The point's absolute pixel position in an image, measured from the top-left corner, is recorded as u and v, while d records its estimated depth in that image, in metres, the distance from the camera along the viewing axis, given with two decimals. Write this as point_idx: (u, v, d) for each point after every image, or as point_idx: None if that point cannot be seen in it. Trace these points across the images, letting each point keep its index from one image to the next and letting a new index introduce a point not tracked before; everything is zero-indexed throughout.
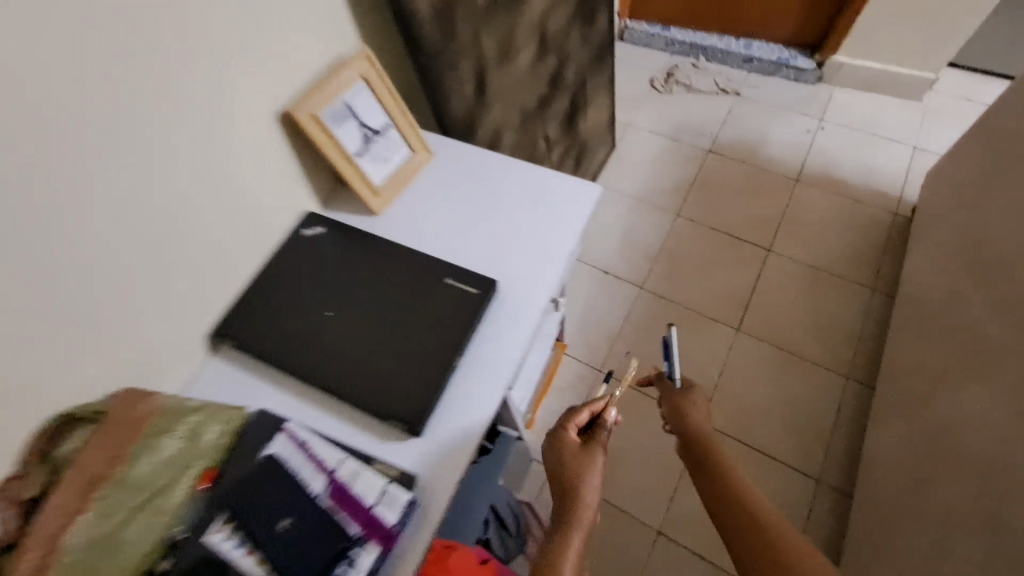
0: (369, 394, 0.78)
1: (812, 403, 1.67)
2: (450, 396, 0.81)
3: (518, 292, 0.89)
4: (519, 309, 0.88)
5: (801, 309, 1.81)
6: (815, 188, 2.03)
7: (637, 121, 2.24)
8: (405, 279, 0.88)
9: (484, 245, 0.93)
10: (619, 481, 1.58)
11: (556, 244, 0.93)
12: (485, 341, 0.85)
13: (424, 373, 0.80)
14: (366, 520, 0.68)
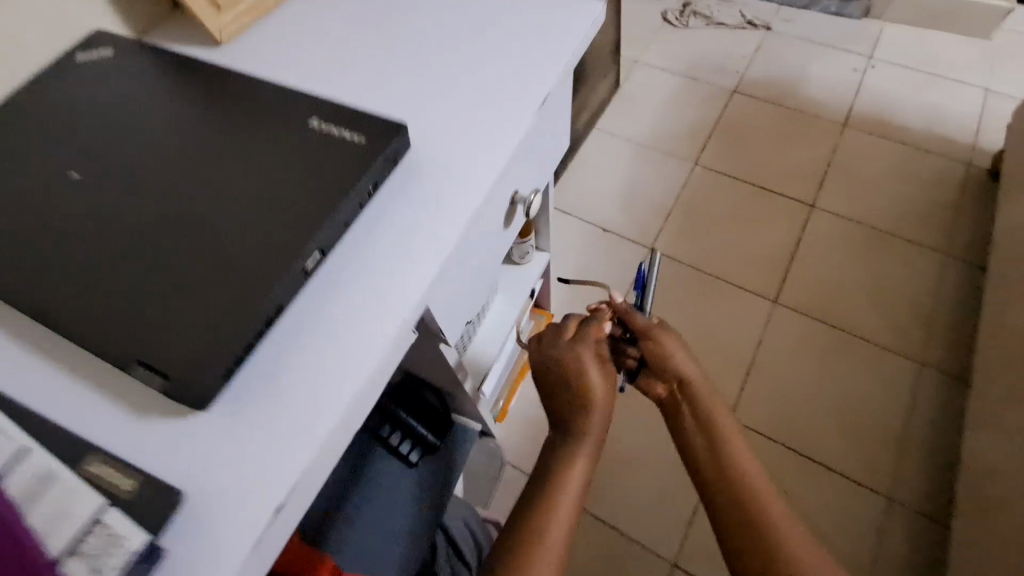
0: (136, 329, 0.42)
1: (873, 398, 1.29)
2: (297, 335, 0.44)
3: (443, 167, 0.52)
4: (445, 193, 0.51)
5: (854, 279, 1.43)
6: (866, 134, 1.65)
7: (645, 58, 1.85)
8: (245, 131, 0.50)
9: (399, 90, 0.55)
10: (621, 494, 1.20)
11: (517, 92, 0.56)
12: (377, 236, 0.48)
13: (247, 284, 0.43)
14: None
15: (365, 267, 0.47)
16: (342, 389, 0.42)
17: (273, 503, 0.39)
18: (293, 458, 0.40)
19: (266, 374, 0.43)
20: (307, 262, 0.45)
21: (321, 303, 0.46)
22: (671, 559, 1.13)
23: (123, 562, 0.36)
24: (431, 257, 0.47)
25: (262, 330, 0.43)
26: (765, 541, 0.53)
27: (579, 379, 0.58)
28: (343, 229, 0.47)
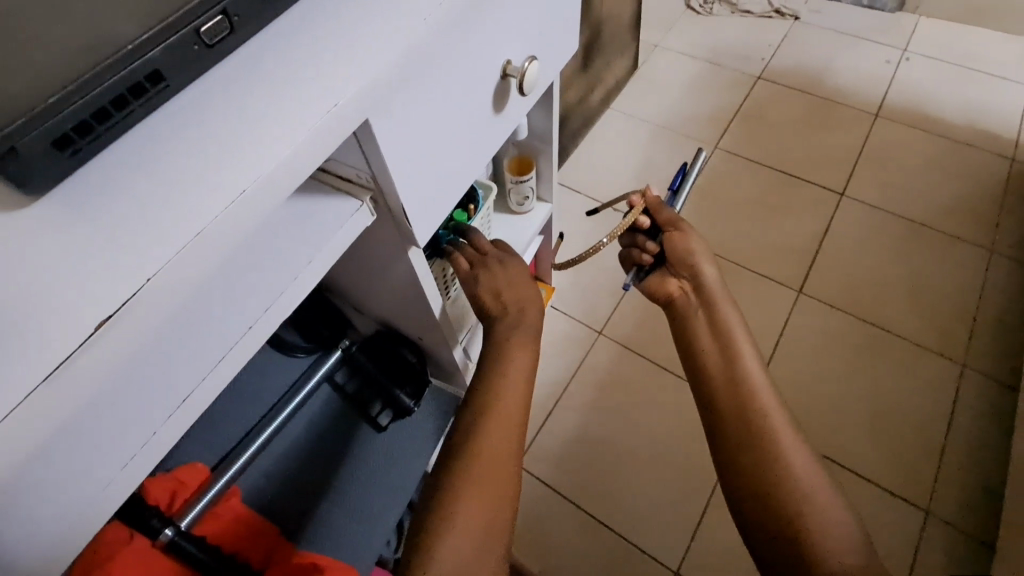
0: None
1: (908, 400, 1.15)
2: (181, 129, 0.31)
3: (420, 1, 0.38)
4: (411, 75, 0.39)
5: (887, 273, 1.30)
6: (900, 125, 1.54)
7: (665, 43, 1.77)
8: None
9: None
10: (619, 490, 1.06)
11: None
12: (319, 60, 0.34)
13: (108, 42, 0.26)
14: None
15: (293, 69, 0.33)
16: (217, 199, 0.31)
17: (99, 312, 0.28)
18: (127, 272, 0.29)
19: (122, 167, 0.30)
20: (205, 24, 0.28)
21: (221, 98, 0.32)
22: (673, 566, 0.99)
23: None
24: (369, 64, 0.35)
25: (123, 96, 0.27)
26: (762, 449, 0.52)
27: (515, 291, 0.67)
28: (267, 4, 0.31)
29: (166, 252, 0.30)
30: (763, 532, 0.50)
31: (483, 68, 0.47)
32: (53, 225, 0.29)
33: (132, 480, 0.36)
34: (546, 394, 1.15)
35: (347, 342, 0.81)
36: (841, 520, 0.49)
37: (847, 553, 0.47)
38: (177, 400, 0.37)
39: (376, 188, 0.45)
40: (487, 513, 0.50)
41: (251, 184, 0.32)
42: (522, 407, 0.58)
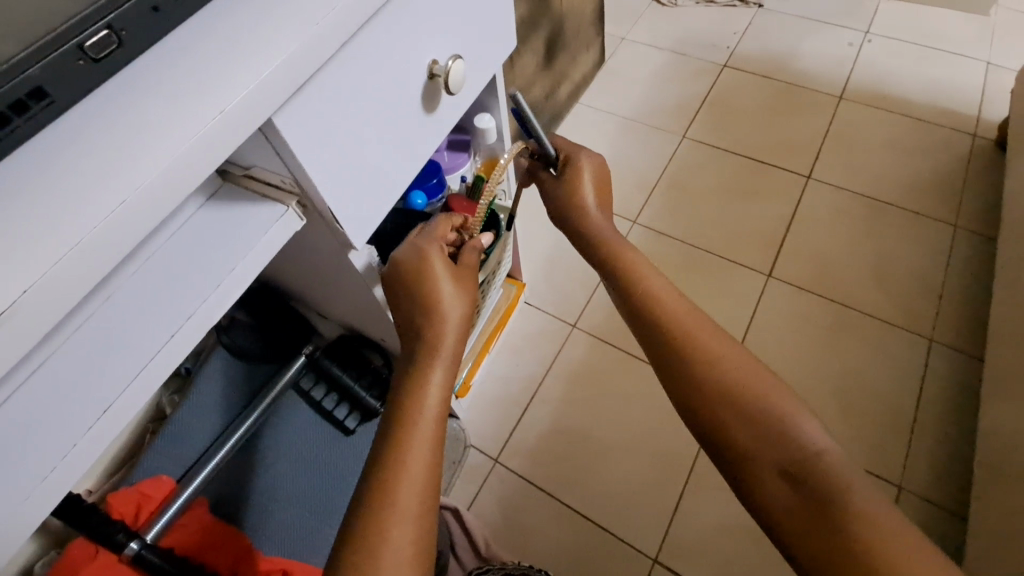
0: None
1: (878, 377, 1.17)
2: (84, 147, 0.34)
3: (309, 7, 0.39)
4: (319, 86, 0.42)
5: (854, 254, 1.32)
6: (863, 107, 1.55)
7: (631, 35, 1.78)
8: None
9: None
10: (597, 481, 1.07)
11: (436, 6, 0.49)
12: (213, 75, 0.36)
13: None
14: None
15: (178, 82, 0.36)
16: (99, 207, 0.33)
17: None
18: (5, 284, 0.31)
19: (16, 189, 0.33)
20: (88, 40, 0.31)
21: (111, 117, 0.35)
22: (654, 555, 1.00)
23: None
24: (263, 66, 0.37)
25: (3, 114, 0.30)
26: (683, 358, 0.54)
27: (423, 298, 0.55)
28: (155, 17, 0.34)
29: (48, 260, 0.32)
30: (716, 450, 0.52)
31: (402, 67, 0.49)
32: None
33: (67, 482, 0.39)
34: (521, 388, 1.16)
35: (310, 349, 0.82)
36: (776, 413, 0.50)
37: (788, 448, 0.48)
38: (99, 408, 0.39)
39: (298, 190, 0.47)
40: (409, 503, 0.46)
41: (133, 192, 0.33)
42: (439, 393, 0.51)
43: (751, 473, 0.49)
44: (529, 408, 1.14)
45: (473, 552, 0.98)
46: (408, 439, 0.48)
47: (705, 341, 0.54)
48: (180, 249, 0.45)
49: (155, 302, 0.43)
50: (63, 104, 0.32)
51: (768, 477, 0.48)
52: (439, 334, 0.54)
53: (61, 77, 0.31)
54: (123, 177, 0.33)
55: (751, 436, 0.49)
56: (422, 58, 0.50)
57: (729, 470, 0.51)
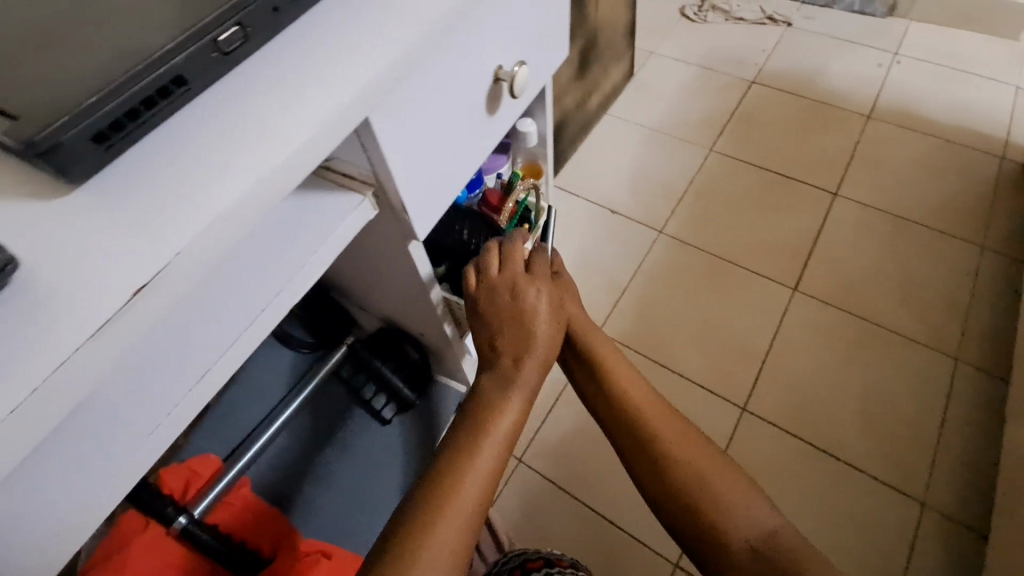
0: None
1: (903, 395, 1.17)
2: (213, 131, 0.33)
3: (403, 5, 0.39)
4: (407, 90, 0.43)
5: (880, 273, 1.32)
6: (891, 126, 1.56)
7: (660, 50, 1.81)
8: None
9: None
10: (619, 483, 1.08)
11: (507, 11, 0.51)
12: (317, 64, 0.36)
13: (136, 41, 0.30)
14: None
15: (294, 67, 0.35)
16: (246, 172, 0.32)
17: (133, 279, 0.29)
18: (157, 245, 0.30)
19: (151, 163, 0.32)
20: (220, 35, 0.32)
21: (233, 102, 0.34)
22: (675, 560, 1.01)
23: None
24: (378, 50, 0.37)
25: (149, 99, 0.30)
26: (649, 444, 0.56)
27: (516, 329, 0.58)
28: (275, 16, 0.35)
29: (199, 221, 0.30)
30: (685, 528, 0.52)
31: (474, 73, 0.51)
32: (94, 210, 0.31)
33: (170, 432, 0.44)
34: (547, 391, 1.17)
35: (351, 339, 0.84)
36: (735, 495, 0.52)
37: (750, 526, 0.50)
38: (197, 375, 0.45)
39: (374, 183, 0.49)
40: (480, 472, 0.50)
41: (283, 158, 0.32)
42: (510, 430, 0.53)
43: (725, 558, 0.49)
44: (553, 410, 1.16)
45: (497, 550, 0.98)
46: (497, 413, 0.53)
47: (647, 416, 0.57)
48: (266, 230, 0.48)
49: (248, 278, 0.46)
50: (196, 96, 0.33)
51: (740, 557, 0.49)
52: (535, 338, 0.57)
53: (198, 70, 0.32)
54: (254, 152, 0.32)
55: (713, 511, 0.51)
56: (490, 64, 0.52)
57: (699, 545, 0.51)
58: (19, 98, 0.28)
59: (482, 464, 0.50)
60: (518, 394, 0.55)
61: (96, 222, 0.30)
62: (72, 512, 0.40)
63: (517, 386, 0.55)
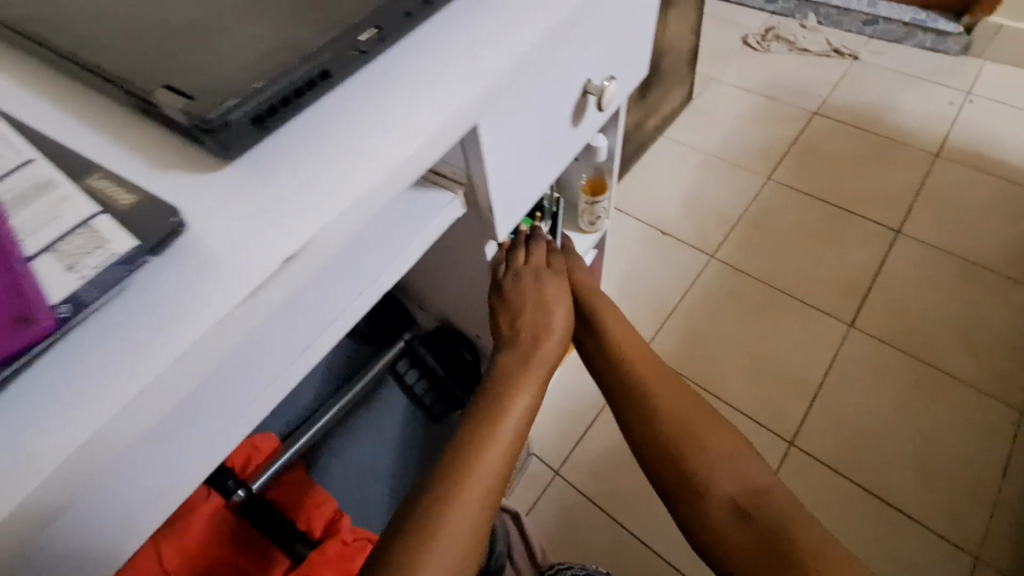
0: (160, 52, 0.33)
1: (962, 444, 1.12)
2: (349, 118, 0.35)
3: (519, 17, 0.41)
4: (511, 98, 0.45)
5: (942, 316, 1.27)
6: (961, 166, 1.52)
7: (721, 76, 1.81)
8: None
9: None
10: (656, 506, 1.06)
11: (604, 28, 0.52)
12: (440, 65, 0.38)
13: (292, 39, 0.33)
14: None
15: (422, 65, 0.38)
16: (383, 156, 0.33)
17: (281, 250, 0.30)
18: (303, 220, 0.31)
19: (291, 144, 0.34)
20: (361, 36, 0.35)
21: (367, 93, 0.36)
22: None
23: (103, 262, 0.28)
24: (500, 54, 0.39)
25: (300, 88, 0.33)
26: (643, 402, 0.57)
27: (535, 317, 0.59)
28: (406, 20, 0.38)
29: (343, 199, 0.32)
30: (670, 485, 0.53)
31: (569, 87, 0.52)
32: (241, 185, 0.32)
33: (266, 407, 0.45)
34: (588, 404, 1.17)
35: (409, 335, 0.87)
36: (722, 453, 0.53)
37: (733, 483, 0.51)
38: (298, 350, 0.46)
39: (466, 183, 0.51)
40: (503, 449, 0.50)
41: (416, 148, 0.34)
42: (528, 408, 0.54)
43: (704, 510, 0.51)
44: (594, 425, 1.15)
45: (530, 560, 0.98)
46: (516, 390, 0.54)
47: (645, 376, 0.58)
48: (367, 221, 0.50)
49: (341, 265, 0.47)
50: (335, 88, 0.36)
51: (720, 514, 0.50)
52: (549, 318, 0.59)
53: (341, 65, 0.35)
54: (389, 139, 0.34)
55: (699, 468, 0.52)
56: (581, 79, 0.53)
57: (681, 500, 0.53)
58: (193, 82, 0.31)
59: (503, 440, 0.51)
60: (535, 374, 0.55)
61: (243, 196, 0.32)
62: (175, 478, 0.40)
63: (532, 370, 0.56)
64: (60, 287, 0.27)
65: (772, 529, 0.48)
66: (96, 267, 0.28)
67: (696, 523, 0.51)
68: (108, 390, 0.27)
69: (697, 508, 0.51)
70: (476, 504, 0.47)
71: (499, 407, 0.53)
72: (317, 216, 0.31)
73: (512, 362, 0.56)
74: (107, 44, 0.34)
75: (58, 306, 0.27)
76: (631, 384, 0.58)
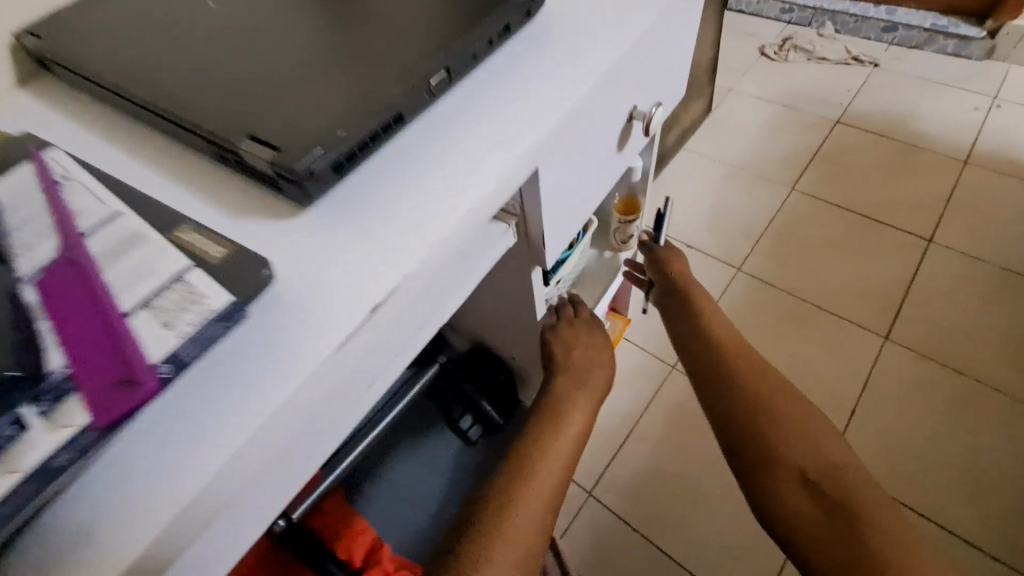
0: (249, 107, 0.36)
1: (1007, 459, 1.09)
2: (420, 163, 0.38)
3: (573, 59, 0.43)
4: (573, 139, 0.45)
5: (980, 326, 1.25)
6: (991, 171, 1.50)
7: (739, 87, 1.80)
8: None
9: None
10: (692, 527, 1.04)
11: (654, 58, 0.53)
12: (506, 108, 0.40)
13: (368, 89, 0.36)
14: (98, 343, 0.31)
15: (486, 107, 0.40)
16: (455, 204, 0.36)
17: (368, 300, 0.33)
18: (388, 271, 0.34)
19: (370, 192, 0.37)
20: (432, 80, 0.38)
21: (436, 138, 0.39)
22: None
23: (202, 317, 0.31)
24: (559, 93, 0.41)
25: (378, 133, 0.36)
26: (729, 384, 0.65)
27: (582, 361, 0.68)
28: (472, 60, 0.40)
29: (424, 246, 0.34)
30: (744, 458, 0.61)
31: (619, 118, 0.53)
32: (330, 232, 0.36)
33: None
34: (620, 422, 1.16)
35: (442, 360, 0.89)
36: (797, 436, 0.60)
37: (805, 463, 0.58)
38: None
39: (518, 213, 0.51)
40: (565, 450, 0.59)
41: (486, 192, 0.36)
42: (584, 427, 0.63)
43: (775, 481, 0.58)
44: (626, 443, 1.14)
45: None
46: (571, 408, 0.63)
47: (733, 364, 0.67)
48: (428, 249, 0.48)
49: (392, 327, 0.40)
50: (405, 129, 0.39)
51: (789, 488, 0.57)
52: (599, 356, 0.70)
53: (413, 107, 0.38)
54: (463, 185, 0.36)
55: (775, 445, 0.60)
56: (629, 107, 0.54)
57: (753, 473, 0.60)
58: (279, 134, 0.34)
59: (565, 440, 0.60)
60: (587, 398, 0.65)
61: (329, 249, 0.35)
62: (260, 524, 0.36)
63: (581, 398, 0.65)
64: (161, 345, 0.31)
65: (835, 503, 0.55)
66: (189, 317, 0.31)
67: (767, 492, 0.58)
68: (221, 444, 0.30)
69: (768, 479, 0.58)
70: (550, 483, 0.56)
71: (562, 415, 0.62)
72: (401, 264, 0.34)
73: (568, 388, 0.65)
74: (196, 103, 0.36)
75: (158, 365, 0.30)
76: (722, 365, 0.67)
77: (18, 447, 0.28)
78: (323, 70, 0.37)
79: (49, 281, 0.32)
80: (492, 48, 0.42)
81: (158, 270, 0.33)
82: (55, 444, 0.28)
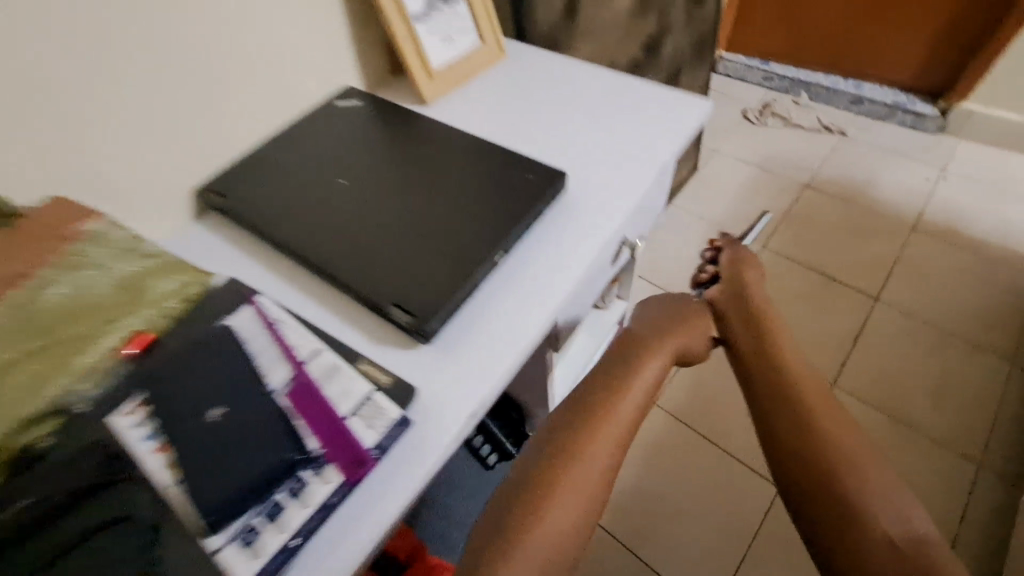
0: (383, 277, 0.57)
1: (929, 489, 1.30)
2: (491, 310, 0.57)
3: (588, 229, 0.64)
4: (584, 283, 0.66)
5: (914, 377, 1.47)
6: (934, 238, 1.73)
7: (723, 148, 2.04)
8: (464, 162, 0.67)
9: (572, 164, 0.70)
10: (664, 541, 1.21)
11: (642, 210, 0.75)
12: (545, 270, 0.60)
13: (456, 266, 0.57)
14: (336, 430, 0.48)
15: (533, 270, 0.60)
16: (518, 344, 0.55)
17: (466, 411, 0.51)
18: (476, 390, 0.53)
19: (461, 332, 0.56)
20: (497, 256, 0.59)
21: (502, 293, 0.59)
22: None
23: (388, 423, 0.49)
24: (581, 258, 0.61)
25: (467, 295, 0.56)
26: (803, 414, 0.56)
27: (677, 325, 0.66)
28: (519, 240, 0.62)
29: (497, 374, 0.53)
30: (815, 499, 0.51)
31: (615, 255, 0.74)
32: (435, 359, 0.55)
33: None
34: None
35: None
36: (874, 488, 0.51)
37: (892, 523, 0.48)
38: None
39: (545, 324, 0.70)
40: (613, 434, 0.53)
41: (535, 335, 0.56)
42: (641, 399, 0.57)
43: (860, 536, 0.48)
44: None
45: None
46: (616, 388, 0.56)
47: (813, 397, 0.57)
48: None
49: None
50: (481, 286, 0.59)
51: (874, 547, 0.47)
52: (674, 330, 0.65)
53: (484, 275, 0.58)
54: (524, 331, 0.56)
55: (850, 488, 0.51)
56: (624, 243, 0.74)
57: (828, 522, 0.50)
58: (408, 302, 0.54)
59: (609, 430, 0.53)
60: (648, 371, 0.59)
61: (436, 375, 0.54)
62: None
63: (644, 362, 0.60)
64: (370, 438, 0.48)
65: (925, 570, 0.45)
66: (386, 419, 0.49)
67: (838, 540, 0.48)
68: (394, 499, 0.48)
69: (845, 531, 0.49)
70: (580, 489, 0.49)
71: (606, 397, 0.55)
72: (482, 393, 0.52)
73: (621, 361, 0.60)
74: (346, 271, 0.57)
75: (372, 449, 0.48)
76: (794, 395, 0.58)
77: (308, 493, 0.45)
78: (428, 250, 0.58)
79: (292, 391, 0.49)
80: (532, 226, 0.63)
81: (349, 387, 0.51)
82: (327, 493, 0.46)
